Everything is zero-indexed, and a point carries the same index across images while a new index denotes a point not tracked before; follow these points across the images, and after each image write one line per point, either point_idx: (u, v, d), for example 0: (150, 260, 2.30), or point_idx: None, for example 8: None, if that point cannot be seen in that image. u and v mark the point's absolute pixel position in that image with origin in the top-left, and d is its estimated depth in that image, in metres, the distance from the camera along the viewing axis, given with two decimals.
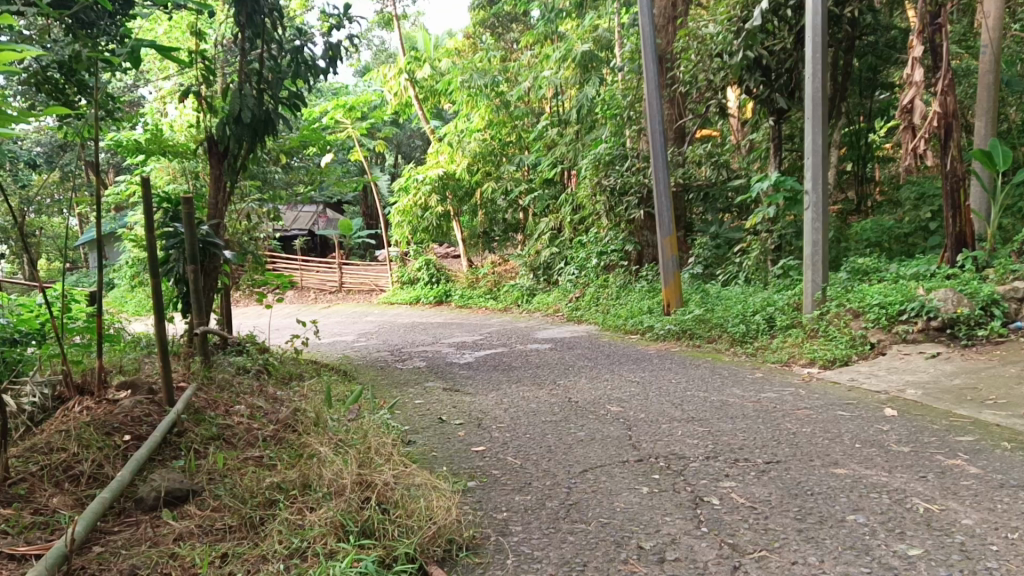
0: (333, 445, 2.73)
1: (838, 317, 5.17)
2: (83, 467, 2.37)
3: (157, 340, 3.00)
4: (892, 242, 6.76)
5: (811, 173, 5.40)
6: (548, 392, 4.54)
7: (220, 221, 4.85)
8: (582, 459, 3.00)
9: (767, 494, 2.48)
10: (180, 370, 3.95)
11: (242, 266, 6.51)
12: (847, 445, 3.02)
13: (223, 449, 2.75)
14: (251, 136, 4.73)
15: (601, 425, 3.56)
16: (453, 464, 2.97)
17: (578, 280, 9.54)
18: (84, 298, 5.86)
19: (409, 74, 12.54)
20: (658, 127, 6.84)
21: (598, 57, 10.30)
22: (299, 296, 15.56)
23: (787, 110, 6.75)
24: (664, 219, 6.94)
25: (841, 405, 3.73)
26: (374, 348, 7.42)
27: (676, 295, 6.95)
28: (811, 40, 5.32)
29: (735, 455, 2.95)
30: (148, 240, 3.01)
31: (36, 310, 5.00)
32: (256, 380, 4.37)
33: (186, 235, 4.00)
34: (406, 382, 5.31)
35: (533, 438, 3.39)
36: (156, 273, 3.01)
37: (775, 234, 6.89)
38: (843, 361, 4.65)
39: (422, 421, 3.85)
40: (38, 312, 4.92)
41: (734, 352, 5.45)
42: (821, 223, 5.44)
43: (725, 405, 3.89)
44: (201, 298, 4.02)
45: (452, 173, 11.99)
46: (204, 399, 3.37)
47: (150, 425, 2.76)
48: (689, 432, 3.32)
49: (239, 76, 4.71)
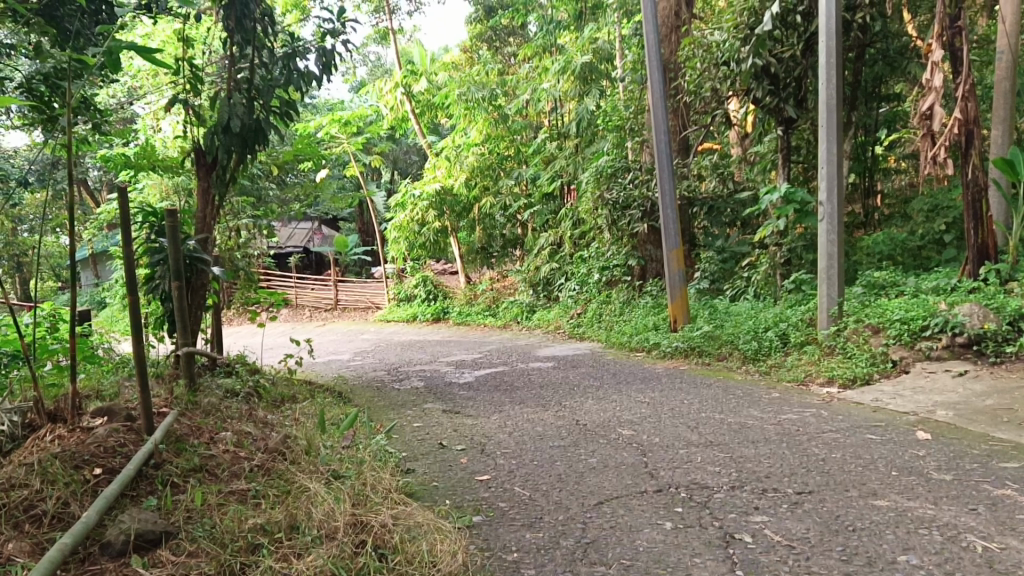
0: (326, 479, 2.51)
1: (856, 333, 4.96)
2: (47, 506, 2.13)
3: (136, 362, 2.76)
4: (906, 255, 6.55)
5: (825, 183, 5.20)
6: (553, 414, 4.29)
7: (209, 235, 4.61)
8: (597, 490, 2.76)
9: (804, 530, 2.25)
10: (164, 394, 3.70)
11: (235, 283, 6.28)
12: (884, 473, 2.79)
13: (205, 482, 2.50)
14: (240, 145, 4.51)
15: (613, 451, 3.32)
16: (456, 496, 2.74)
17: (579, 296, 9.32)
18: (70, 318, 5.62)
19: (406, 88, 12.32)
20: (664, 138, 6.63)
21: (598, 69, 10.09)
22: (295, 313, 15.31)
23: (795, 120, 6.61)
24: (670, 233, 6.73)
25: (869, 428, 3.50)
26: (370, 368, 7.17)
27: (682, 311, 6.72)
28: (825, 44, 5.11)
29: (762, 484, 2.72)
30: (125, 250, 2.78)
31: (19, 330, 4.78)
32: (246, 404, 4.14)
33: (171, 250, 3.77)
34: (404, 403, 5.07)
35: (541, 465, 3.15)
36: (133, 287, 2.76)
37: (784, 248, 6.69)
38: (864, 380, 4.45)
39: (421, 447, 3.62)
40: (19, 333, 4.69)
41: (746, 371, 5.23)
42: (836, 235, 5.22)
43: (743, 427, 3.66)
44: (185, 318, 3.78)
45: (450, 188, 11.81)
46: (188, 426, 3.12)
47: (124, 456, 2.51)
48: (710, 459, 3.08)
49: (227, 84, 4.48)
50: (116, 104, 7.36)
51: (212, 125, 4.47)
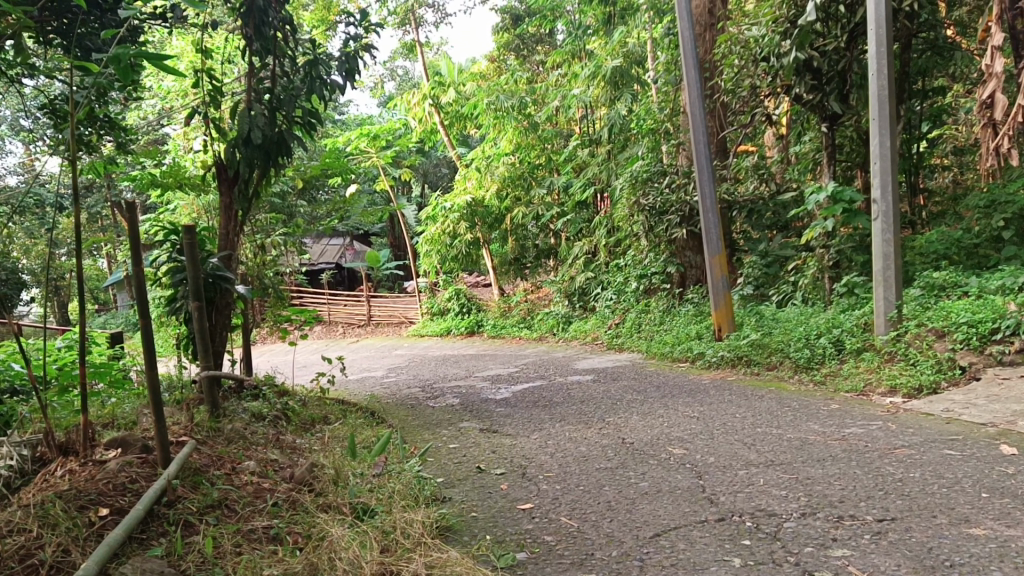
0: (350, 519, 2.32)
1: (919, 338, 4.64)
2: (43, 554, 1.92)
3: (150, 391, 2.56)
4: (961, 254, 6.23)
5: (879, 179, 4.90)
6: (597, 432, 4.03)
7: (232, 253, 4.42)
8: (652, 519, 2.51)
9: (895, 567, 1.98)
10: (185, 419, 3.50)
11: (265, 301, 6.11)
12: (973, 495, 2.50)
13: (223, 520, 2.31)
14: (263, 158, 4.32)
15: (666, 473, 3.06)
16: (498, 529, 2.51)
17: (616, 305, 9.07)
18: (104, 342, 5.52)
19: (433, 100, 12.18)
20: (702, 138, 6.36)
21: (629, 73, 9.78)
22: (328, 330, 15.20)
23: (840, 116, 6.29)
24: (712, 237, 6.44)
25: (945, 442, 3.21)
26: (404, 385, 6.95)
27: (727, 319, 6.43)
28: (874, 32, 4.83)
29: (837, 510, 2.44)
30: (134, 269, 2.59)
31: (53, 355, 4.68)
32: (274, 428, 3.94)
33: (190, 270, 3.59)
34: (438, 422, 4.83)
35: (588, 491, 2.90)
36: (145, 308, 2.57)
37: (832, 249, 6.30)
38: (930, 389, 4.14)
39: (458, 471, 3.39)
40: (50, 358, 4.59)
41: (800, 381, 4.94)
42: (892, 233, 4.91)
43: (804, 443, 3.38)
44: (207, 340, 3.60)
45: (481, 199, 11.66)
46: (209, 456, 2.93)
47: (134, 494, 2.31)
48: (774, 481, 2.81)
49: (248, 95, 4.31)
50: (144, 124, 7.26)
51: (233, 138, 4.29)
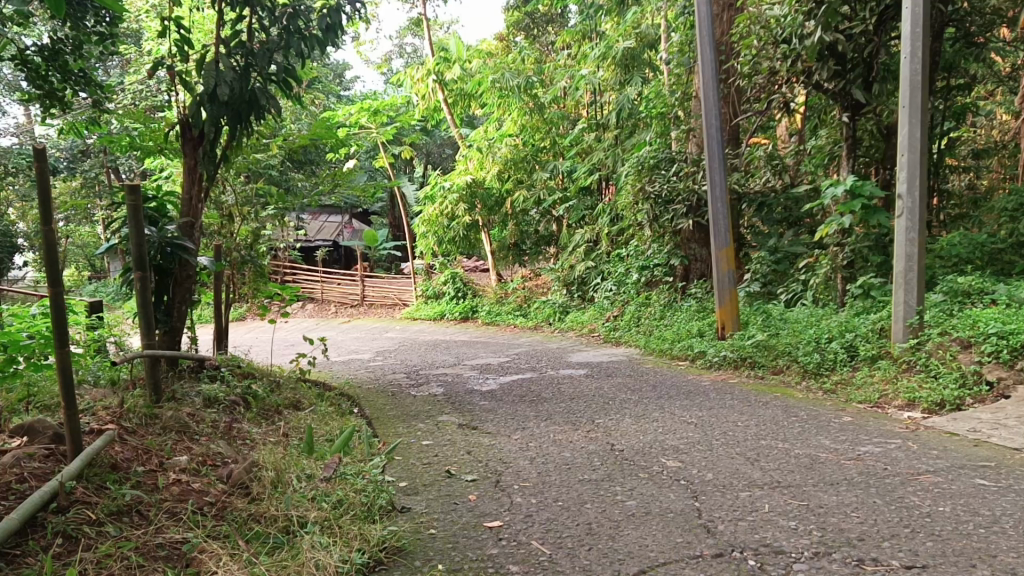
0: (264, 549, 1.99)
1: (941, 348, 4.25)
2: None
3: (59, 376, 2.17)
4: (984, 259, 5.79)
5: (906, 173, 4.48)
6: (584, 435, 3.64)
7: (193, 221, 4.06)
8: (638, 550, 2.13)
9: None
10: (118, 403, 3.11)
11: (242, 276, 5.71)
12: (1018, 539, 2.12)
13: (127, 530, 1.96)
14: (231, 117, 3.92)
15: (658, 491, 2.68)
16: (455, 553, 2.14)
17: (616, 297, 8.70)
18: (86, 307, 5.17)
19: (437, 76, 11.73)
20: (714, 122, 5.93)
21: (640, 56, 9.37)
22: (320, 309, 14.84)
23: (864, 105, 5.89)
24: (719, 229, 6.02)
25: (975, 470, 2.83)
26: (389, 369, 6.61)
27: (731, 317, 6.04)
28: (910, 11, 4.39)
29: (858, 551, 2.06)
30: (44, 230, 2.18)
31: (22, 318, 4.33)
32: (228, 415, 3.57)
33: (133, 238, 3.21)
34: (415, 414, 4.46)
35: (567, 509, 2.51)
36: (53, 277, 2.17)
37: (847, 248, 5.87)
38: (953, 405, 3.77)
39: (424, 476, 3.01)
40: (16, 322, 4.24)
41: (808, 388, 4.56)
42: (917, 233, 4.48)
43: (815, 462, 2.99)
44: (150, 315, 3.22)
45: (481, 180, 11.29)
46: (133, 448, 2.55)
47: (17, 498, 1.93)
48: (780, 509, 2.44)
49: (218, 46, 3.92)
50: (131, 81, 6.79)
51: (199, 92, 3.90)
